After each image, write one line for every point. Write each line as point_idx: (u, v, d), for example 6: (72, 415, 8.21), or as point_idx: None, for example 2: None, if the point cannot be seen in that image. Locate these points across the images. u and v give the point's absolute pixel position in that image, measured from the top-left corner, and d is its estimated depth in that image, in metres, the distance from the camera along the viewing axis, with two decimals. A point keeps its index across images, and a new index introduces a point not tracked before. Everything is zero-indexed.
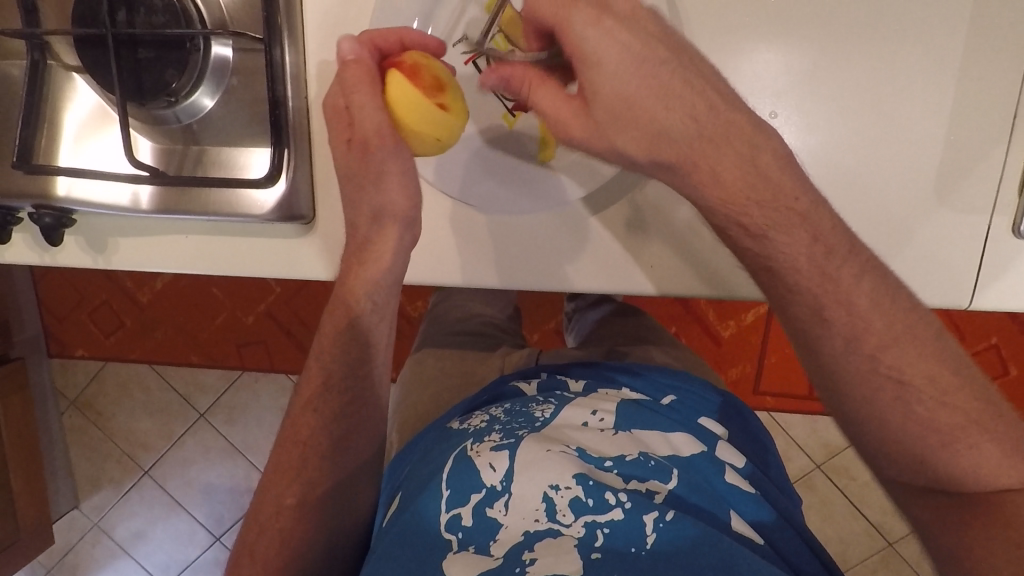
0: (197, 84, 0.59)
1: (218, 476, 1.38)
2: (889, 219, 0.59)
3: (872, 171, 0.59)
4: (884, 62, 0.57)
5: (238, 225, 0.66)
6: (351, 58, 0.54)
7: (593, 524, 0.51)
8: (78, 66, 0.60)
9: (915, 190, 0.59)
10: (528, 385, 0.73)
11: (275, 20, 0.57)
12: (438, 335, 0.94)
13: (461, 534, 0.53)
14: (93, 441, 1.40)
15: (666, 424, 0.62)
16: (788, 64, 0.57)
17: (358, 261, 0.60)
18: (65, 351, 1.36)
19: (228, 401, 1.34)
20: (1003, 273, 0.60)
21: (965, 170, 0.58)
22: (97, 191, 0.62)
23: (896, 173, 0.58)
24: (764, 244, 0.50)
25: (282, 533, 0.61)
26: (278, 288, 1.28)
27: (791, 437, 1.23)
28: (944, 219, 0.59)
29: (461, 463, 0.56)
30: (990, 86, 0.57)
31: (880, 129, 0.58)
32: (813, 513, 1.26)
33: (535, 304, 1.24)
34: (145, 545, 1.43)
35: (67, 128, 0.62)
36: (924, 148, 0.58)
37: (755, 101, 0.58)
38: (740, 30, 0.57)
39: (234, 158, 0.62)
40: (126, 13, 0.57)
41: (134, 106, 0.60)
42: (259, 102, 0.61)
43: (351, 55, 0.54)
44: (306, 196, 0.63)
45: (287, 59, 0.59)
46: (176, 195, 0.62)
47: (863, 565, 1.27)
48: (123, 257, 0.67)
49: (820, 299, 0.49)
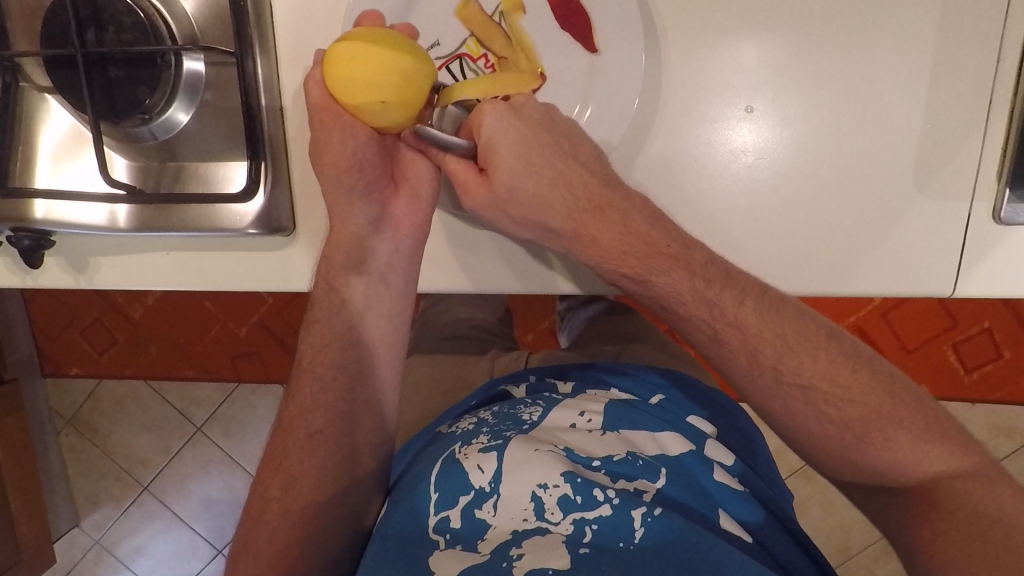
0: (171, 100, 0.59)
1: (216, 489, 1.37)
2: (805, 271, 0.61)
3: (792, 224, 0.60)
4: (859, 52, 0.57)
5: (218, 240, 0.65)
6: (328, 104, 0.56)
7: (582, 521, 0.51)
8: (51, 87, 0.60)
9: (835, 242, 0.60)
10: (517, 388, 0.73)
11: (245, 31, 0.57)
12: (428, 340, 0.94)
13: (449, 534, 0.53)
14: (90, 459, 1.39)
15: (655, 424, 0.62)
16: (763, 57, 0.57)
17: None
18: (59, 370, 1.36)
19: (223, 414, 1.34)
20: (986, 259, 0.60)
21: (880, 229, 0.59)
22: (74, 212, 0.61)
23: (813, 228, 0.60)
24: (692, 286, 0.53)
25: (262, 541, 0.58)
26: (269, 299, 1.28)
27: None
28: (872, 265, 0.60)
29: (448, 466, 0.56)
30: (965, 74, 0.57)
31: (803, 181, 0.59)
32: (813, 504, 1.26)
33: (527, 305, 1.23)
34: (146, 560, 1.42)
35: (41, 149, 0.61)
36: (843, 206, 0.59)
37: (729, 97, 0.58)
38: (714, 23, 0.57)
39: (212, 173, 0.62)
40: (95, 32, 0.57)
41: (108, 124, 0.59)
42: (235, 115, 0.61)
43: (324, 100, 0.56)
44: (286, 208, 0.63)
45: (260, 71, 0.59)
46: (155, 213, 0.61)
47: (865, 553, 1.27)
48: (105, 276, 0.67)
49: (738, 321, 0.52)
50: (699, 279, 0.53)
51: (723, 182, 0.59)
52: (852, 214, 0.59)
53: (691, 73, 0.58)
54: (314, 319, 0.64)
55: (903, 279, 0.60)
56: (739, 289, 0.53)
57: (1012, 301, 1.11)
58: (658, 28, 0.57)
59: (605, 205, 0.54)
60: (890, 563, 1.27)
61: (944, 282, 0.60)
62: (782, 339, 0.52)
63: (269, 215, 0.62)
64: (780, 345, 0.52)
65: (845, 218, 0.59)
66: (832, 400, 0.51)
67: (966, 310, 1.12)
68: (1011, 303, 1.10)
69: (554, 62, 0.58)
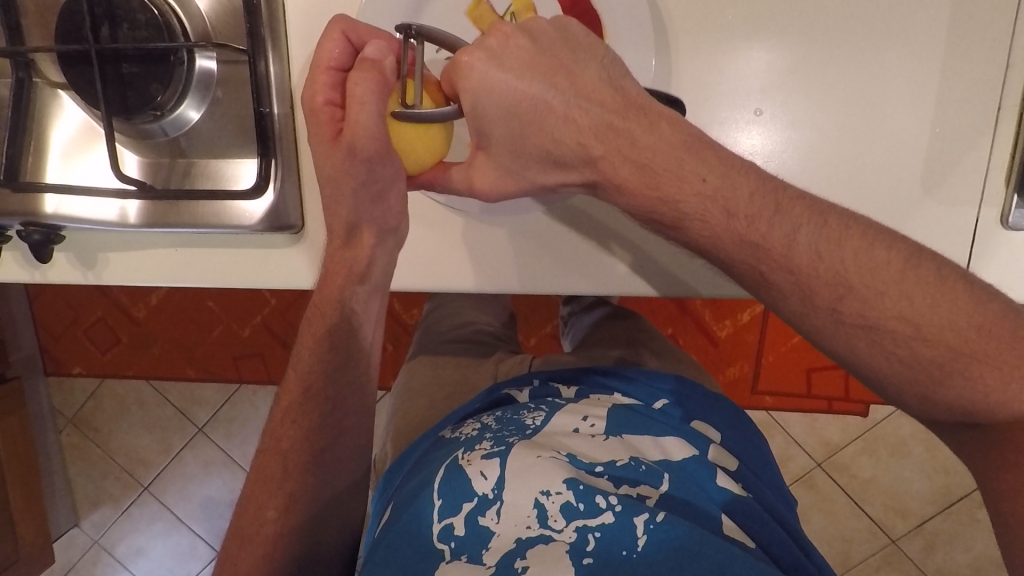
0: (182, 97, 0.60)
1: (217, 490, 1.37)
2: None
3: None
4: (867, 57, 0.57)
5: (227, 237, 0.66)
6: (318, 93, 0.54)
7: (585, 529, 0.51)
8: (64, 83, 0.60)
9: (889, 199, 0.59)
10: (520, 392, 0.73)
11: (258, 31, 0.57)
12: (432, 341, 0.94)
13: (453, 543, 0.52)
14: (91, 459, 1.39)
15: (658, 429, 0.62)
16: (772, 62, 0.58)
17: (347, 272, 0.60)
18: (62, 368, 1.36)
19: (226, 414, 1.34)
20: (994, 264, 0.59)
21: (937, 179, 0.58)
22: (84, 207, 0.61)
23: (868, 182, 0.59)
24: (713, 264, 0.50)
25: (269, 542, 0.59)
26: (273, 299, 1.28)
27: (791, 435, 1.22)
28: None
29: (452, 473, 0.56)
30: (974, 79, 0.57)
31: (837, 161, 0.59)
32: (814, 512, 1.26)
33: (530, 308, 1.24)
34: (145, 561, 1.42)
35: (54, 145, 0.62)
36: (894, 161, 0.58)
37: (738, 101, 0.58)
38: (723, 27, 0.57)
39: (222, 171, 0.63)
40: (109, 29, 0.57)
41: (120, 121, 0.60)
42: (245, 113, 0.61)
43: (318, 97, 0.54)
44: (295, 207, 0.63)
45: (272, 71, 0.59)
46: (164, 209, 0.62)
47: (867, 562, 1.27)
48: (114, 272, 0.67)
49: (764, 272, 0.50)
50: (739, 220, 0.49)
51: None
52: (901, 167, 0.58)
53: (702, 77, 0.58)
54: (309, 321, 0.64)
55: None
56: (778, 226, 0.49)
57: None
58: (667, 30, 0.58)
59: (611, 146, 0.49)
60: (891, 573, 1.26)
61: None
62: (841, 279, 0.49)
63: (278, 213, 0.62)
64: (841, 286, 0.49)
65: (894, 173, 0.59)
66: (901, 339, 0.48)
67: None
68: None
69: None
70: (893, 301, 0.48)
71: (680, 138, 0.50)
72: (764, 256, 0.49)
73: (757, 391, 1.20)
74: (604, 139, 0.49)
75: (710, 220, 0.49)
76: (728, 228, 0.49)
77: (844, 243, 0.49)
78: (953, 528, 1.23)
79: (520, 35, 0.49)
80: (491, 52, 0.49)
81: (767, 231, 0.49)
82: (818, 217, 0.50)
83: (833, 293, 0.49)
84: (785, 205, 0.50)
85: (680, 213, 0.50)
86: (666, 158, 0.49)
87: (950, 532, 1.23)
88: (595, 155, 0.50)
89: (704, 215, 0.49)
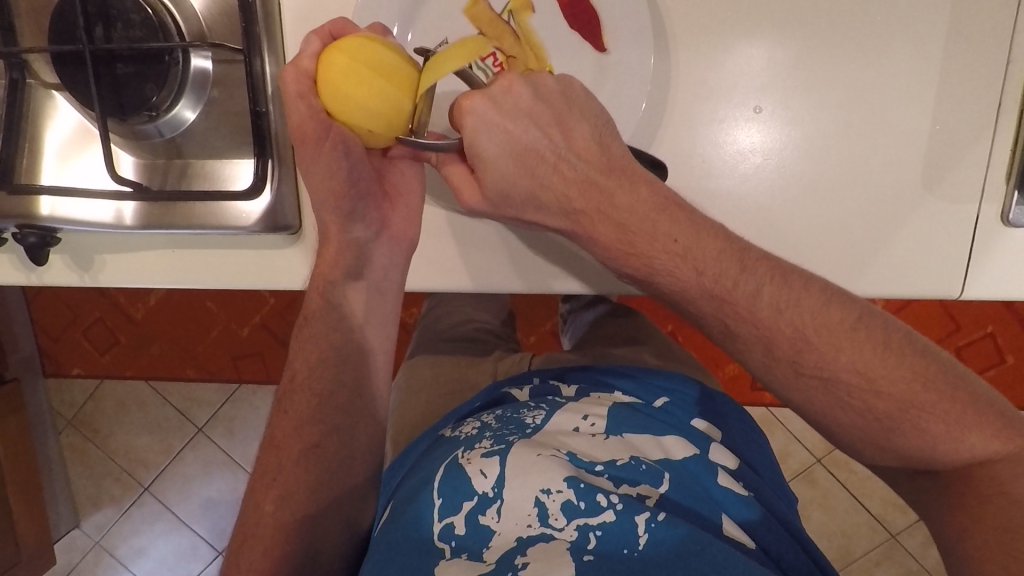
0: (178, 97, 0.59)
1: (217, 490, 1.37)
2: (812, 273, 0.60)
3: (799, 225, 0.59)
4: (867, 53, 0.57)
5: (224, 238, 0.65)
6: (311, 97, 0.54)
7: (585, 528, 0.51)
8: (58, 84, 0.60)
9: (843, 253, 0.60)
10: (521, 391, 0.72)
11: (254, 29, 0.57)
12: (431, 340, 0.94)
13: (454, 541, 0.52)
14: (91, 459, 1.39)
15: (659, 428, 0.62)
16: (771, 59, 0.57)
17: None
18: (61, 369, 1.35)
19: (225, 414, 1.33)
20: (994, 260, 0.59)
21: (891, 237, 0.59)
22: (80, 209, 0.61)
23: (824, 233, 0.59)
24: (701, 272, 0.50)
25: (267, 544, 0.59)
26: (272, 299, 1.28)
27: (790, 432, 1.22)
28: (879, 267, 0.60)
29: (452, 472, 0.56)
30: (975, 76, 0.56)
31: (827, 167, 0.58)
32: (815, 508, 1.26)
33: (529, 306, 1.23)
34: (146, 561, 1.42)
35: (48, 147, 0.61)
36: (854, 211, 0.59)
37: (737, 98, 0.58)
38: (722, 24, 0.57)
39: (219, 171, 0.62)
40: (103, 29, 0.57)
41: (115, 122, 0.59)
42: (241, 113, 0.61)
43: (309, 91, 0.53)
44: (292, 206, 0.62)
45: (268, 70, 0.59)
46: (160, 210, 0.61)
47: (867, 558, 1.27)
48: (110, 274, 0.67)
49: (736, 322, 0.51)
50: (707, 277, 0.51)
51: (731, 184, 0.59)
52: (859, 219, 0.59)
53: (701, 75, 0.58)
54: (308, 315, 0.64)
55: (911, 282, 0.60)
56: (745, 281, 0.50)
57: (1014, 305, 1.11)
58: (666, 26, 0.57)
59: (592, 201, 0.52)
60: (892, 568, 1.26)
61: (952, 283, 0.60)
62: (801, 334, 0.50)
63: (276, 214, 0.61)
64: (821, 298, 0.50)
65: (852, 225, 0.59)
66: (855, 391, 0.49)
67: (970, 313, 1.11)
68: (1013, 306, 1.10)
69: (561, 60, 0.58)
70: (848, 356, 0.49)
71: None
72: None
73: (757, 388, 1.20)
74: (586, 194, 0.52)
75: (680, 275, 0.51)
76: (699, 283, 0.51)
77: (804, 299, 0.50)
78: None
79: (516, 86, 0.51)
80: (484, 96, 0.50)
81: (735, 285, 0.50)
82: (779, 273, 0.51)
83: (792, 346, 0.50)
84: (749, 263, 0.51)
85: (649, 268, 0.52)
86: None
87: None
88: (576, 208, 0.52)
89: (675, 269, 0.51)
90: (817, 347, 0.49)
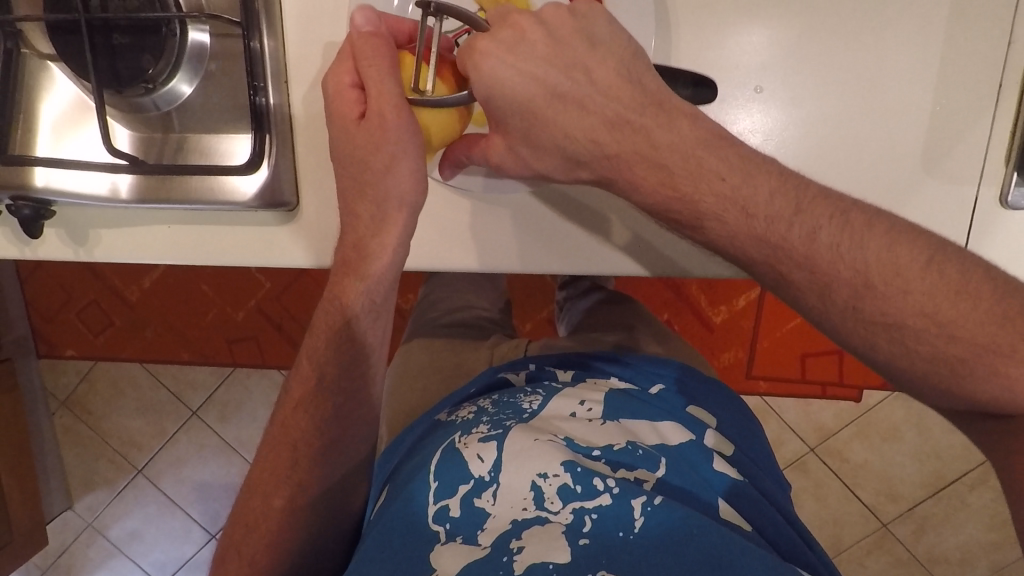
0: (175, 70, 0.59)
1: (212, 474, 1.37)
2: None
3: None
4: (867, 36, 0.57)
5: (220, 214, 0.65)
6: (365, 29, 0.54)
7: (582, 511, 0.51)
8: (53, 55, 0.59)
9: None
10: (517, 374, 0.73)
11: (253, 4, 0.57)
12: (427, 325, 0.94)
13: (448, 525, 0.52)
14: (85, 442, 1.39)
15: (654, 414, 0.63)
16: (773, 39, 0.57)
17: None
18: (54, 351, 1.34)
19: (221, 398, 1.33)
20: (993, 247, 0.59)
21: None
22: (74, 182, 0.60)
23: None
24: (765, 234, 0.48)
25: (258, 540, 0.61)
26: (268, 282, 1.27)
27: (784, 420, 1.23)
28: None
29: (449, 455, 0.56)
30: (977, 59, 0.56)
31: (824, 152, 0.59)
32: (807, 498, 1.27)
33: (526, 293, 1.24)
34: (141, 544, 1.42)
35: (44, 119, 0.60)
36: None
37: (739, 78, 0.58)
38: (725, 3, 0.57)
39: (216, 146, 0.61)
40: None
41: (111, 94, 0.59)
42: (237, 88, 0.60)
43: (367, 26, 0.54)
44: (290, 185, 0.62)
45: (267, 46, 0.59)
46: (156, 184, 0.61)
47: (857, 546, 1.28)
48: (105, 249, 0.67)
49: (803, 293, 0.49)
50: None
51: None
52: None
53: (702, 53, 0.58)
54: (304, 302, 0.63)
55: None
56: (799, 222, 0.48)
57: None
58: (667, 7, 0.57)
59: (627, 146, 0.50)
60: (882, 556, 1.28)
61: None
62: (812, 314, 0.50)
63: (273, 190, 0.61)
64: (862, 280, 0.47)
65: None
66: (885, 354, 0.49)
67: None
68: None
69: None
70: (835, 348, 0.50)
71: (659, 131, 0.50)
72: (779, 245, 0.48)
73: (844, 382, 1.18)
74: (620, 137, 0.51)
75: (728, 219, 0.49)
76: None
77: (837, 264, 0.48)
78: (944, 511, 1.24)
79: (533, 28, 0.51)
80: (501, 48, 0.50)
81: None
82: None
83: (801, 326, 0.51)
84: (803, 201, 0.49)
85: None
86: (664, 151, 0.50)
87: (942, 514, 1.24)
88: (608, 150, 0.51)
89: None
90: (828, 330, 0.50)
